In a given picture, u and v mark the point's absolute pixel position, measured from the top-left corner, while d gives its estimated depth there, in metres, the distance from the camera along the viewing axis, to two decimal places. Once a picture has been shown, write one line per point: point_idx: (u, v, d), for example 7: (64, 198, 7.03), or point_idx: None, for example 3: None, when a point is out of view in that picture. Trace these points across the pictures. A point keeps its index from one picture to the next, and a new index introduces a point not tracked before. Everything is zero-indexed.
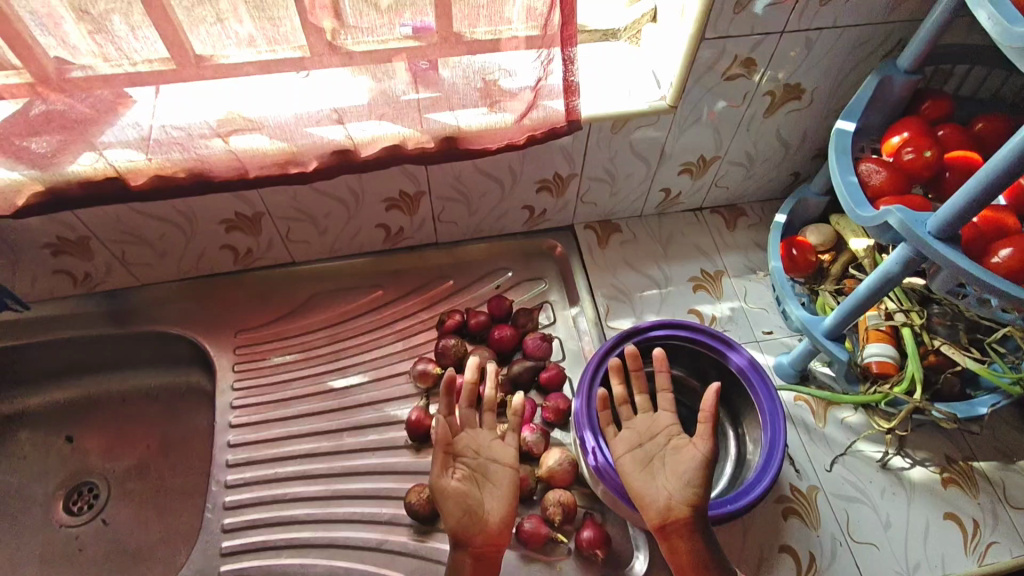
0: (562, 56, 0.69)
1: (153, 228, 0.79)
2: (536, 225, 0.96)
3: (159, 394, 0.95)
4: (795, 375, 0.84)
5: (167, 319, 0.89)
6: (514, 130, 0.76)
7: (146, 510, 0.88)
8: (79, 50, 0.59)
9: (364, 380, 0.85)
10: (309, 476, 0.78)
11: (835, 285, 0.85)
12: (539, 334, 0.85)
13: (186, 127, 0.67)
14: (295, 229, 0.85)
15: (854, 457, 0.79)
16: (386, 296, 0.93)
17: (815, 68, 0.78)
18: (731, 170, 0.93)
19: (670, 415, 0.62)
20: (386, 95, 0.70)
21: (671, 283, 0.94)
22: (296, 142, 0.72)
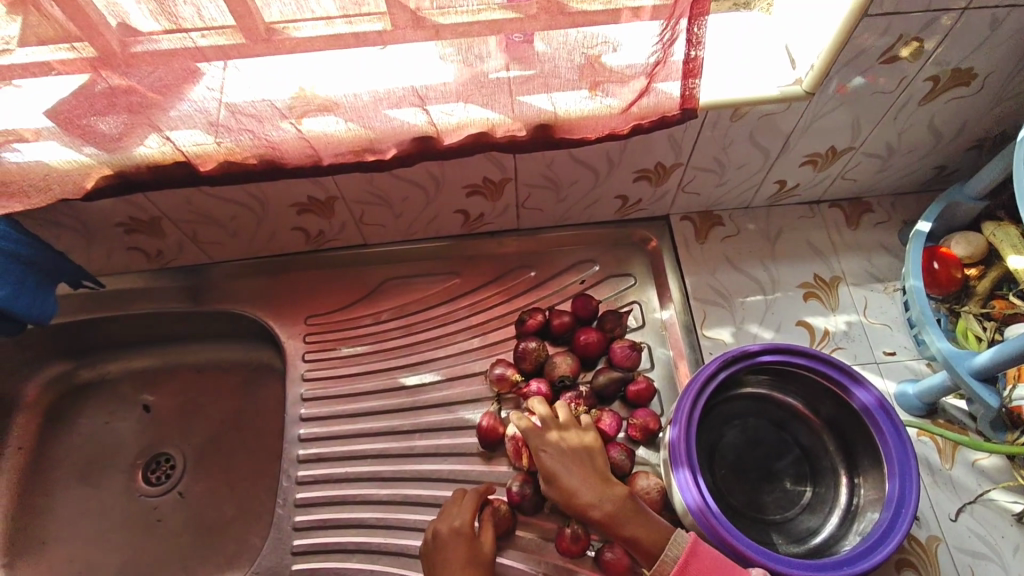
0: (687, 33, 0.57)
1: (223, 210, 0.75)
2: (628, 214, 0.87)
3: (229, 368, 0.94)
4: (921, 409, 0.74)
5: (238, 298, 0.87)
6: (619, 119, 0.66)
7: (219, 486, 0.87)
8: (140, 32, 0.51)
9: (436, 379, 0.81)
10: (379, 478, 0.75)
11: (980, 306, 0.73)
12: (628, 342, 0.77)
13: (257, 112, 0.61)
14: (369, 212, 0.79)
15: (985, 506, 0.69)
16: (462, 285, 0.87)
17: (996, 48, 0.63)
18: (864, 161, 0.80)
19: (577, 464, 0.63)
20: (476, 80, 0.61)
21: (778, 287, 0.83)
22: (375, 126, 0.64)
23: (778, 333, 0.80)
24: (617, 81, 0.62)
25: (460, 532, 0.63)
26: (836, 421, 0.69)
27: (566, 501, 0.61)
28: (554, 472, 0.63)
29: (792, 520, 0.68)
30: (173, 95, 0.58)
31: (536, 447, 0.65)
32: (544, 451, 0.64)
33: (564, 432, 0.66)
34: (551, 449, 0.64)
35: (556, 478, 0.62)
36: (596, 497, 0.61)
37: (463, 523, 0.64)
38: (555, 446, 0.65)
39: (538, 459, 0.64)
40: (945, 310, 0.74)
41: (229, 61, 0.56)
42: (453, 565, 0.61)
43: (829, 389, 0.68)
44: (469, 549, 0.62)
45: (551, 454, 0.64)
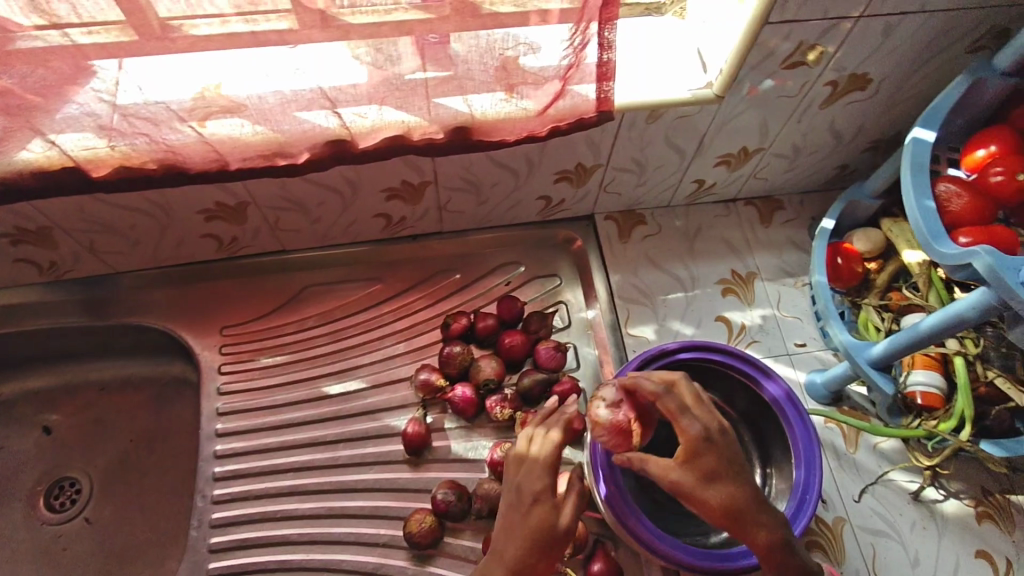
0: (598, 38, 0.58)
1: (124, 218, 0.70)
2: (552, 214, 0.87)
3: (140, 384, 0.89)
4: (828, 397, 0.78)
5: (146, 310, 0.82)
6: (536, 122, 0.66)
7: (131, 510, 0.82)
8: (15, 26, 0.47)
9: (360, 387, 0.79)
10: (302, 492, 0.73)
11: (879, 298, 0.77)
12: (552, 343, 0.77)
13: (151, 115, 0.57)
14: (284, 218, 0.76)
15: (885, 486, 0.73)
16: (386, 291, 0.85)
17: (887, 55, 0.67)
18: (773, 161, 0.84)
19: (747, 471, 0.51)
20: (388, 82, 0.59)
21: (697, 285, 0.85)
22: (283, 130, 0.62)
23: (699, 329, 0.82)
24: (533, 83, 0.62)
25: (530, 497, 0.51)
26: (751, 414, 0.72)
27: (725, 517, 0.49)
28: (717, 479, 0.50)
29: None
30: (57, 97, 0.54)
31: (714, 433, 0.51)
32: (707, 444, 0.50)
33: (722, 417, 0.52)
34: (716, 443, 0.51)
35: (720, 486, 0.50)
36: (767, 519, 0.50)
37: (540, 488, 0.51)
38: (720, 435, 0.51)
39: (697, 454, 0.50)
40: (849, 303, 0.79)
41: (122, 59, 0.52)
42: (514, 548, 0.49)
43: (743, 383, 0.71)
44: (540, 523, 0.50)
45: (717, 449, 0.51)
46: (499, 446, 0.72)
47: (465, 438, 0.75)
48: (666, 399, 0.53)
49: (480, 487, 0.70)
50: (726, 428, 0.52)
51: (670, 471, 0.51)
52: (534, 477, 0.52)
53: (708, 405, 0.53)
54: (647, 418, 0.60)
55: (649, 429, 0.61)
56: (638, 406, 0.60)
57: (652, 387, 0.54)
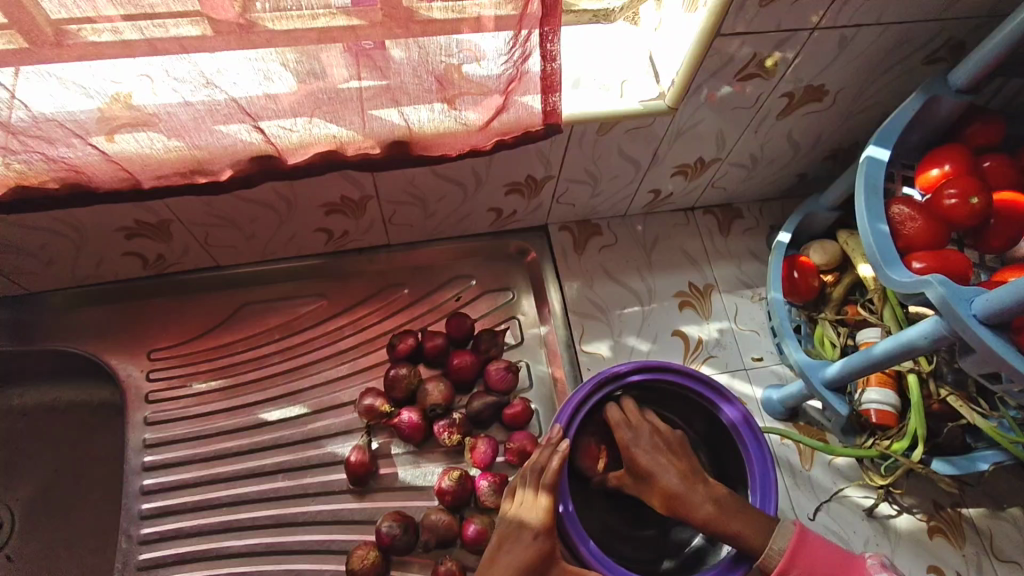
0: (541, 48, 0.54)
1: (32, 238, 0.64)
2: (504, 225, 0.83)
3: (64, 410, 0.83)
4: (784, 413, 0.76)
5: (64, 332, 0.76)
6: (479, 136, 0.62)
7: (55, 547, 0.77)
8: None
9: (302, 412, 0.75)
10: (238, 528, 0.69)
11: (835, 312, 0.76)
12: (503, 363, 0.74)
13: (47, 132, 0.51)
14: (215, 234, 0.71)
15: (839, 504, 0.72)
16: (331, 307, 0.81)
17: (844, 66, 0.65)
18: (731, 171, 0.81)
19: (680, 461, 0.61)
20: (314, 96, 0.55)
21: (654, 298, 0.83)
22: (202, 145, 0.56)
23: (655, 345, 0.80)
24: (474, 95, 0.58)
25: (529, 535, 0.57)
26: (710, 437, 0.69)
27: (664, 501, 0.59)
28: (651, 470, 0.60)
29: (666, 533, 0.68)
30: None
31: (644, 443, 0.62)
32: (637, 448, 0.62)
33: (660, 426, 0.64)
34: (646, 447, 0.62)
35: (653, 477, 0.60)
36: (699, 496, 0.58)
37: (534, 515, 0.58)
38: (653, 443, 0.62)
39: (632, 458, 0.62)
40: (805, 317, 0.77)
41: (18, 67, 0.46)
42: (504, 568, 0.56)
43: (699, 404, 0.68)
44: (534, 555, 0.56)
45: (647, 452, 0.62)
46: (445, 474, 0.68)
47: (412, 465, 0.72)
48: (612, 414, 0.65)
49: (427, 518, 0.67)
50: (665, 432, 0.63)
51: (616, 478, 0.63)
52: (529, 502, 0.59)
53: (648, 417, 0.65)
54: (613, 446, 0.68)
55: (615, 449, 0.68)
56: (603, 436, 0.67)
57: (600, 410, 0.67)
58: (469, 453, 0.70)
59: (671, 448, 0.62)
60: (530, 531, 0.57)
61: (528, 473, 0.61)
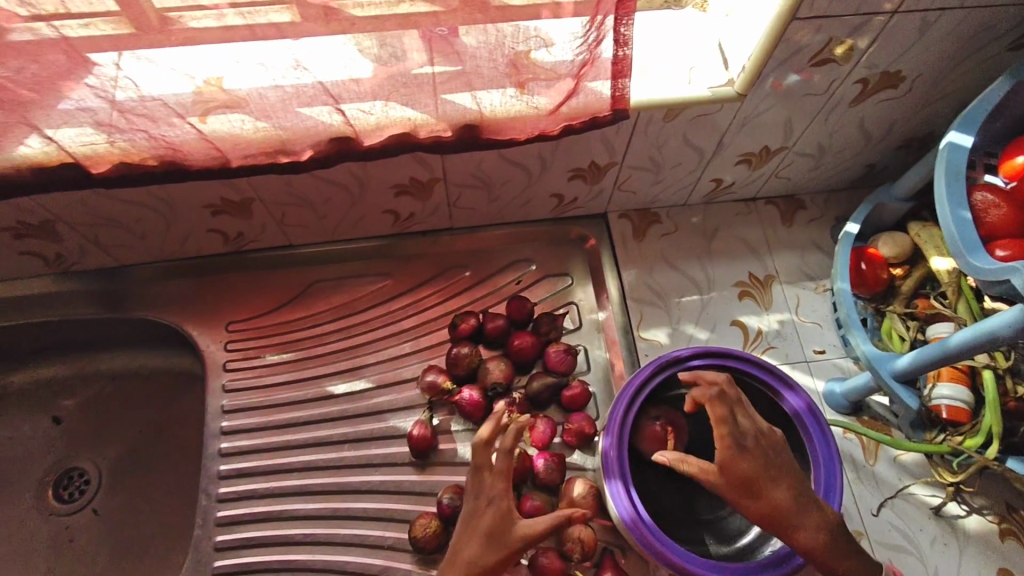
0: (614, 33, 0.55)
1: (128, 213, 0.69)
2: (564, 211, 0.85)
3: (147, 376, 0.88)
4: (847, 407, 0.75)
5: (151, 303, 0.81)
6: (548, 120, 0.63)
7: (138, 503, 0.83)
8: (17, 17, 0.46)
9: (367, 386, 0.78)
10: (306, 493, 0.72)
11: (904, 305, 0.74)
12: (563, 346, 0.75)
13: (151, 112, 0.55)
14: (291, 213, 0.75)
15: (904, 500, 0.71)
16: (395, 287, 0.83)
17: (923, 52, 0.63)
18: (798, 160, 0.80)
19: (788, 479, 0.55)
20: (393, 79, 0.57)
21: (713, 287, 0.83)
22: (287, 126, 0.60)
23: (714, 333, 0.80)
24: (546, 79, 0.59)
25: (486, 503, 0.54)
26: (771, 425, 0.69)
27: (765, 517, 0.54)
28: (759, 483, 0.54)
29: (722, 518, 0.68)
30: (51, 93, 0.52)
31: (751, 446, 0.55)
32: (745, 449, 0.55)
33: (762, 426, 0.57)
34: (751, 450, 0.55)
35: (758, 488, 0.54)
36: (803, 520, 0.54)
37: (498, 485, 0.55)
38: (758, 445, 0.55)
39: (735, 462, 0.54)
40: (872, 310, 0.76)
41: (123, 51, 0.50)
42: (472, 542, 0.52)
43: (761, 392, 0.68)
44: (494, 524, 0.53)
45: (751, 456, 0.55)
46: None
47: (471, 441, 0.74)
48: (718, 404, 0.56)
49: None
50: (766, 432, 0.57)
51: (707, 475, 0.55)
52: (494, 473, 0.56)
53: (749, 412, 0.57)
54: (679, 431, 0.68)
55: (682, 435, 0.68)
56: (670, 420, 0.68)
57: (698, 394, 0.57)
58: (527, 436, 0.72)
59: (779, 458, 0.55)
60: (494, 501, 0.54)
61: (484, 442, 0.57)
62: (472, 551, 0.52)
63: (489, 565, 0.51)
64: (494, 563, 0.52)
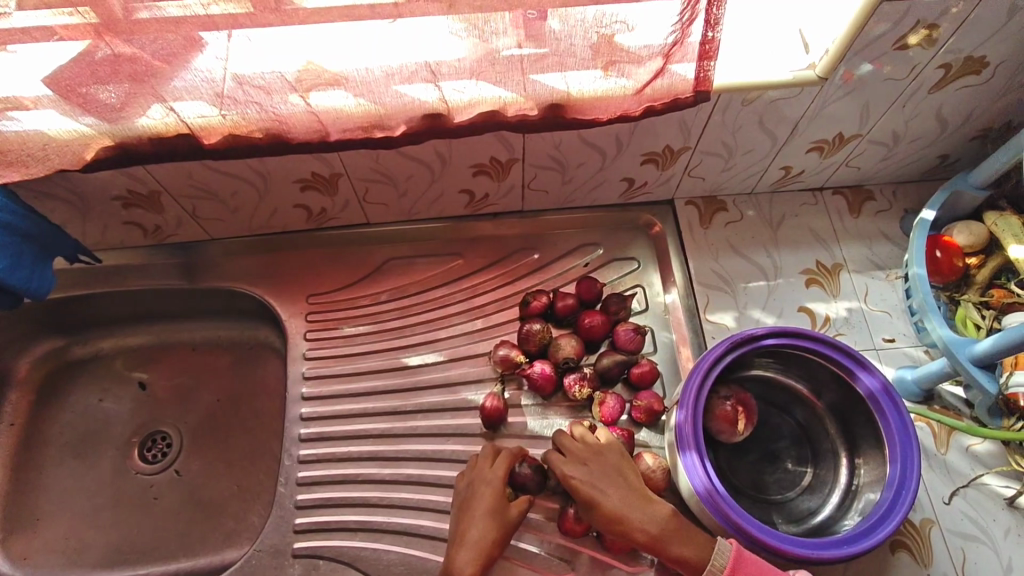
0: (705, 15, 0.57)
1: (226, 185, 0.73)
2: (633, 197, 0.86)
3: (226, 346, 0.93)
4: (919, 395, 0.75)
5: (235, 274, 0.86)
6: (632, 101, 0.65)
7: (217, 465, 0.87)
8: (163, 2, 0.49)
9: (438, 360, 0.80)
10: (381, 458, 0.75)
11: (979, 294, 0.74)
12: (632, 325, 0.77)
13: (265, 85, 0.59)
14: (373, 191, 0.78)
15: (977, 490, 0.70)
16: (466, 267, 0.86)
17: (1009, 36, 0.63)
18: (870, 149, 0.80)
19: (614, 488, 0.63)
20: (491, 57, 0.60)
21: (780, 274, 0.83)
22: (386, 103, 0.63)
23: (781, 319, 0.80)
24: (632, 61, 0.61)
25: (484, 487, 0.65)
26: (840, 407, 0.70)
27: (610, 524, 0.62)
28: (593, 496, 0.63)
29: (791, 499, 0.69)
30: (179, 65, 0.56)
31: (584, 470, 0.65)
32: (573, 480, 0.64)
33: (594, 447, 0.66)
34: (585, 473, 0.65)
35: (593, 509, 0.63)
36: (641, 518, 0.61)
37: (496, 478, 0.65)
38: (587, 467, 0.65)
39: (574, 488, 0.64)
40: (945, 299, 0.76)
41: (230, 30, 0.54)
42: (478, 521, 0.63)
43: (834, 373, 0.68)
44: (493, 502, 0.64)
45: (585, 478, 0.64)
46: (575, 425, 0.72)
47: (540, 415, 0.76)
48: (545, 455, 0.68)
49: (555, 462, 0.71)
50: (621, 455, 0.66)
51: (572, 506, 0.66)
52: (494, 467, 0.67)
53: (586, 440, 0.67)
54: (751, 410, 0.68)
55: (753, 414, 0.69)
56: (741, 399, 0.68)
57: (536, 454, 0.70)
58: (598, 412, 0.74)
59: (609, 475, 0.64)
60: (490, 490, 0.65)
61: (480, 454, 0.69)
62: (475, 531, 0.62)
63: (495, 538, 0.62)
64: (497, 536, 0.63)
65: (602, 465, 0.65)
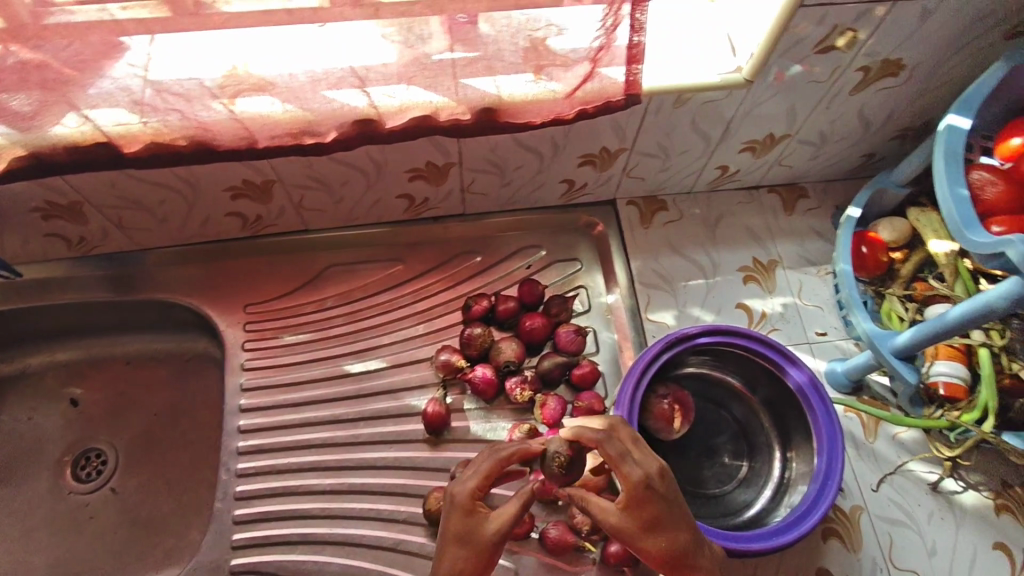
0: (630, 20, 0.57)
1: (153, 194, 0.71)
2: (574, 198, 0.87)
3: (163, 359, 0.90)
4: (849, 386, 0.78)
5: (169, 285, 0.83)
6: (563, 104, 0.66)
7: (155, 482, 0.84)
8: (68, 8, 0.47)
9: (381, 366, 0.80)
10: (323, 469, 0.74)
11: (903, 288, 0.76)
12: (573, 327, 0.78)
13: (184, 92, 0.57)
14: (309, 197, 0.77)
15: (903, 476, 0.73)
16: (408, 272, 0.86)
17: (922, 40, 0.66)
18: (800, 148, 0.83)
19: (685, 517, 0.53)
20: (419, 62, 0.59)
21: (718, 272, 0.85)
22: (313, 108, 0.62)
23: (718, 316, 0.82)
24: (561, 65, 0.61)
25: (451, 508, 0.53)
26: (774, 401, 0.72)
27: (670, 561, 0.52)
28: (663, 528, 0.51)
29: (727, 493, 0.70)
30: (91, 72, 0.54)
31: (659, 488, 0.52)
32: (650, 492, 0.52)
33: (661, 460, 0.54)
34: (662, 493, 0.52)
35: (660, 533, 0.51)
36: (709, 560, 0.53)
37: (463, 495, 0.53)
38: (663, 486, 0.52)
39: (645, 509, 0.51)
40: (872, 293, 0.78)
41: (153, 34, 0.53)
42: (446, 551, 0.51)
43: (765, 368, 0.70)
44: (461, 526, 0.52)
45: (660, 501, 0.52)
46: (515, 428, 0.73)
47: (484, 419, 0.76)
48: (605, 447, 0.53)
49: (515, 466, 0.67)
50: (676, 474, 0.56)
51: (611, 515, 0.53)
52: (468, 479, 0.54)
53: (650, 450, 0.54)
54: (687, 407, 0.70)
55: (689, 411, 0.70)
56: (678, 397, 0.70)
57: (590, 436, 0.54)
58: (539, 414, 0.75)
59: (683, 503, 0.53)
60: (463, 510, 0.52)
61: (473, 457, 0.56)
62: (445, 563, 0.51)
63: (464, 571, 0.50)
64: (471, 567, 0.51)
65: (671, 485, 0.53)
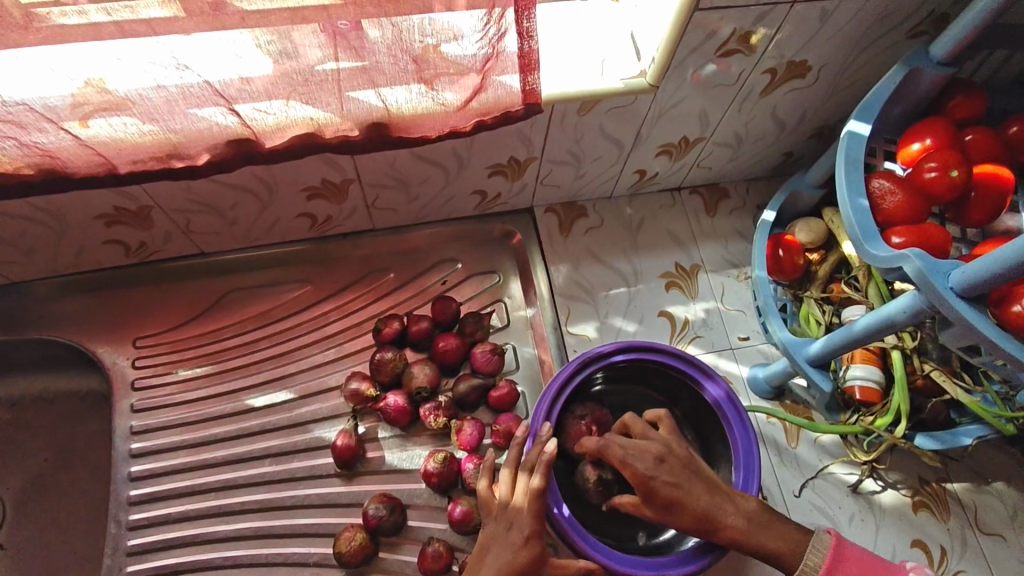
0: (516, 29, 0.54)
1: (11, 227, 0.64)
2: (489, 208, 0.83)
3: (52, 399, 0.83)
4: (770, 392, 0.77)
5: (47, 321, 0.76)
6: (457, 116, 0.62)
7: (45, 535, 0.77)
8: None
9: (289, 398, 0.75)
10: (228, 513, 0.70)
11: (821, 290, 0.76)
12: (489, 346, 0.74)
13: (18, 119, 0.51)
14: (195, 221, 0.71)
15: (824, 480, 0.73)
16: (316, 294, 0.81)
17: (825, 41, 0.64)
18: (717, 150, 0.81)
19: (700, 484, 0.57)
20: (288, 77, 0.54)
21: (640, 279, 0.83)
22: (177, 129, 0.56)
23: (641, 325, 0.80)
24: (451, 75, 0.57)
25: (512, 537, 0.56)
26: (695, 415, 0.70)
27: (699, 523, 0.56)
28: (676, 495, 0.56)
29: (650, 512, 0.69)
30: None
31: (660, 470, 0.57)
32: (654, 481, 0.56)
33: (661, 444, 0.59)
34: (666, 474, 0.57)
35: (678, 505, 0.56)
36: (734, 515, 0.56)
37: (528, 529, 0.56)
38: (666, 466, 0.57)
39: (654, 491, 0.56)
40: (790, 296, 0.77)
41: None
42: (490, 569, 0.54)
43: (684, 382, 0.69)
44: (521, 559, 0.54)
45: (667, 480, 0.56)
46: (430, 456, 0.68)
47: (399, 448, 0.72)
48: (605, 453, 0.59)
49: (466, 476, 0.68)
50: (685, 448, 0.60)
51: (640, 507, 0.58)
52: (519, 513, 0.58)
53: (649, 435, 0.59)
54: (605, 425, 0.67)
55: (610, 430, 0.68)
56: (597, 418, 0.67)
57: (590, 446, 0.61)
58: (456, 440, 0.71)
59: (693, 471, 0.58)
60: (517, 534, 0.56)
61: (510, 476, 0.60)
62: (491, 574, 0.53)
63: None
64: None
65: (674, 459, 0.58)
